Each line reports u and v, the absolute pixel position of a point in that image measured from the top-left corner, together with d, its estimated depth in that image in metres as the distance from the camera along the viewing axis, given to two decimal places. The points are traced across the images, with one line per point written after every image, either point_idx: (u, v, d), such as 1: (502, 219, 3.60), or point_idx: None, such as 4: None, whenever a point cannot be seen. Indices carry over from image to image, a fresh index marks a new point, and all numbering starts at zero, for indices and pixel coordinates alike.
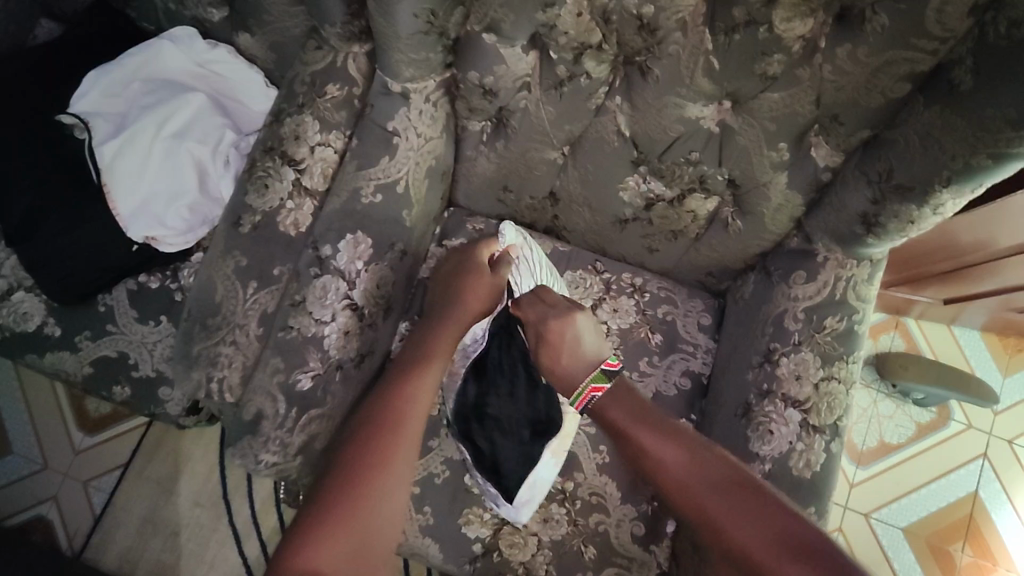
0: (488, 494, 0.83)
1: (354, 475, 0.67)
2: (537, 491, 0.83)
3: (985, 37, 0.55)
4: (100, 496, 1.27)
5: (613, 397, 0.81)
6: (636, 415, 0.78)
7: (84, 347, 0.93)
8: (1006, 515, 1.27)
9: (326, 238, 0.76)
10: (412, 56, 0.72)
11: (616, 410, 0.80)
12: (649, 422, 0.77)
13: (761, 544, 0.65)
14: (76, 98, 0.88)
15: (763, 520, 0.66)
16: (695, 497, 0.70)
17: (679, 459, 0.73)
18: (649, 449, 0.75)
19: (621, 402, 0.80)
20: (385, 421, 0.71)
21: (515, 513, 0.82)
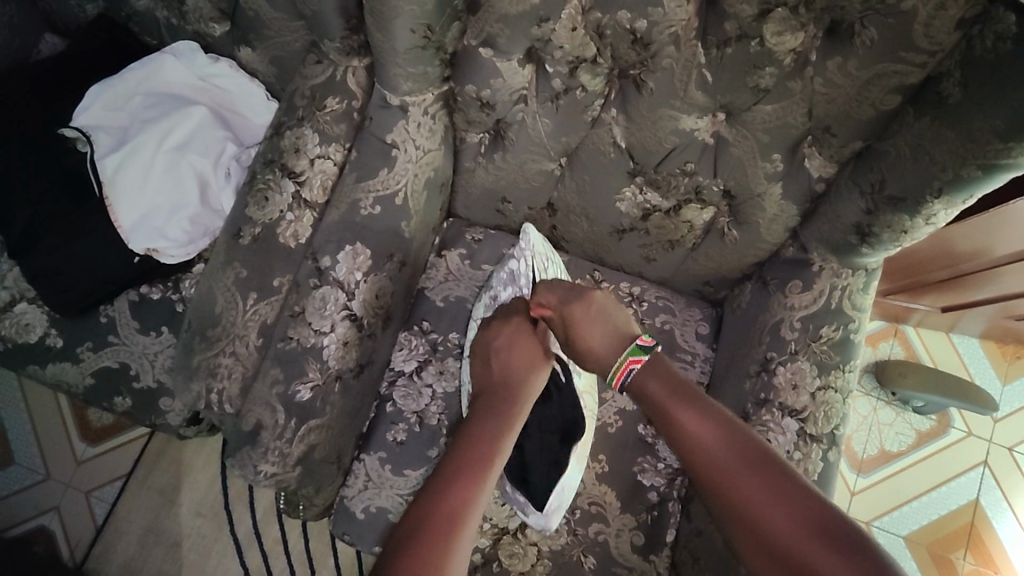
0: (517, 502, 0.83)
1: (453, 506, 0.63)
2: (564, 497, 0.82)
3: (972, 51, 0.56)
4: (101, 507, 1.28)
5: (653, 372, 0.74)
6: (673, 388, 0.72)
7: (86, 358, 0.94)
8: (1008, 522, 1.27)
9: (325, 249, 0.77)
10: (410, 70, 0.73)
11: (656, 380, 0.73)
12: (688, 395, 0.71)
13: (797, 532, 0.58)
14: (78, 112, 0.89)
15: (798, 504, 0.60)
16: (728, 479, 0.64)
17: (715, 435, 0.67)
18: (685, 421, 0.68)
19: (661, 374, 0.74)
20: (475, 454, 0.69)
21: (544, 522, 0.81)
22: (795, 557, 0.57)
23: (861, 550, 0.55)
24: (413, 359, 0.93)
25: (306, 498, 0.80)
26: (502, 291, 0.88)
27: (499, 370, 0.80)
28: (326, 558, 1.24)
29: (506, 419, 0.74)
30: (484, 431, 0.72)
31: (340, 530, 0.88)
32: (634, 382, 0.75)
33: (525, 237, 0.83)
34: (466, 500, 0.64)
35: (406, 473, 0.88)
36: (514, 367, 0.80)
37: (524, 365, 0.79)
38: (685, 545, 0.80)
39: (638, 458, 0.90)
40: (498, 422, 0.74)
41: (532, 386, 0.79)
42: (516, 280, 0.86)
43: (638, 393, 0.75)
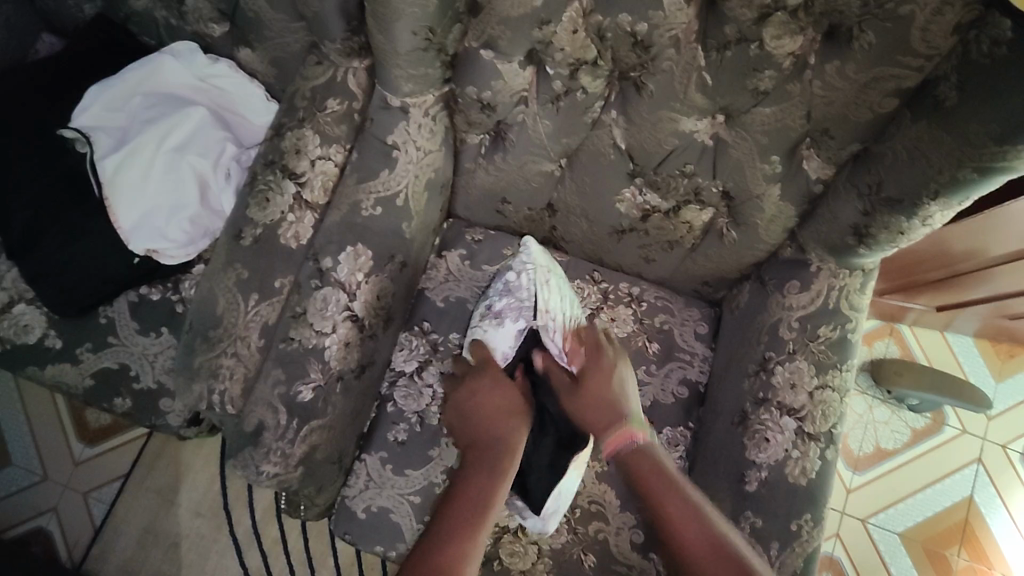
0: (516, 505, 0.84)
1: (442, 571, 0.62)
2: (562, 501, 0.83)
3: (969, 55, 0.57)
4: (99, 508, 1.27)
5: (641, 453, 0.73)
6: (655, 470, 0.72)
7: (85, 359, 0.94)
8: (1002, 519, 1.28)
9: (326, 251, 0.77)
10: (411, 72, 0.74)
11: (643, 462, 0.73)
12: (664, 476, 0.71)
13: None
14: (77, 112, 0.89)
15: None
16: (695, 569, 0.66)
17: (688, 517, 0.68)
18: (664, 511, 0.69)
19: (645, 458, 0.73)
20: (461, 514, 0.68)
21: (541, 525, 0.83)
22: None
23: None
24: (413, 359, 0.93)
25: (308, 498, 0.80)
26: (497, 300, 0.86)
27: (476, 422, 0.76)
28: (326, 557, 1.24)
29: (491, 471, 0.72)
30: (472, 488, 0.70)
31: (341, 530, 0.88)
32: (623, 457, 0.74)
33: (525, 248, 0.86)
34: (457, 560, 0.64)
35: (406, 473, 0.88)
36: (492, 416, 0.76)
37: (498, 415, 0.76)
38: None
39: None
40: (484, 476, 0.72)
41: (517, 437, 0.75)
42: (515, 292, 0.85)
43: (627, 469, 0.74)
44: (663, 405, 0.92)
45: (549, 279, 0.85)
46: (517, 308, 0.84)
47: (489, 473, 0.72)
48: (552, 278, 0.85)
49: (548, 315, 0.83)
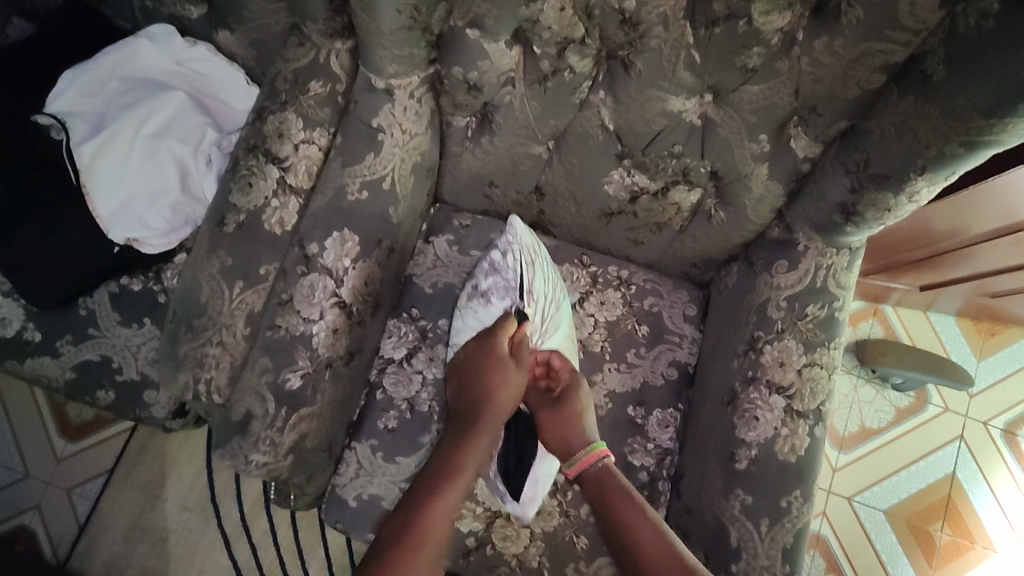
0: (496, 488, 0.81)
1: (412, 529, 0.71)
2: (540, 488, 0.82)
3: (957, 28, 0.57)
4: (84, 504, 1.25)
5: (608, 474, 0.79)
6: (622, 496, 0.77)
7: (66, 352, 0.92)
8: (983, 494, 1.31)
9: (312, 236, 0.76)
10: (396, 52, 0.72)
11: (609, 488, 0.78)
12: (631, 498, 0.76)
13: None
14: (52, 97, 0.86)
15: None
16: None
17: (647, 538, 0.72)
18: (625, 528, 0.74)
19: (610, 482, 0.78)
20: (434, 479, 0.75)
21: (520, 511, 0.80)
22: None
23: None
24: (402, 346, 0.92)
25: (299, 488, 0.79)
26: (483, 279, 0.83)
27: (471, 388, 0.80)
28: (316, 548, 1.24)
29: (473, 437, 0.77)
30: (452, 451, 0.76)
31: (332, 518, 0.87)
32: (592, 477, 0.79)
33: (512, 228, 0.81)
34: (427, 518, 0.72)
35: (398, 460, 0.88)
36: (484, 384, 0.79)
37: (488, 386, 0.79)
38: (677, 523, 0.82)
39: (629, 440, 0.90)
40: (466, 439, 0.77)
41: (500, 404, 0.78)
42: (500, 271, 0.81)
43: (594, 489, 0.79)
44: (653, 387, 0.92)
45: (534, 261, 0.82)
46: (504, 288, 0.80)
47: (469, 437, 0.77)
48: (535, 260, 0.82)
49: (531, 299, 0.80)
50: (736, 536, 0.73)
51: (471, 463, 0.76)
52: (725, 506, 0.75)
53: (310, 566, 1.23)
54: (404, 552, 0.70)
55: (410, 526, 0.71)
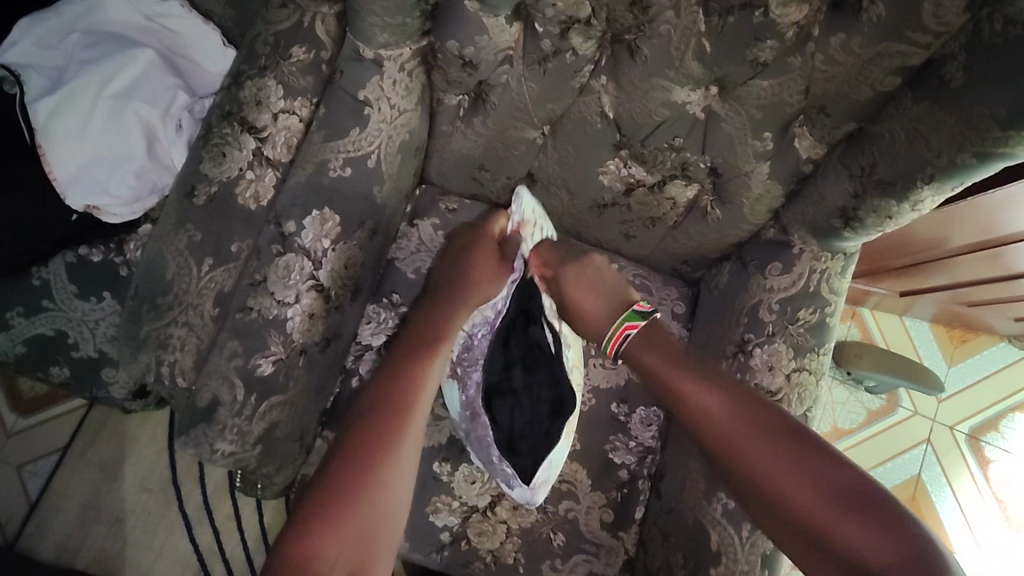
0: (502, 475, 0.79)
1: (395, 399, 0.66)
2: (552, 471, 0.81)
3: (980, 34, 0.55)
4: (35, 481, 1.19)
5: (646, 342, 0.76)
6: (674, 362, 0.73)
7: (17, 325, 0.86)
8: (946, 496, 1.33)
9: (290, 213, 0.71)
10: (387, 20, 0.67)
11: (653, 356, 0.75)
12: (690, 369, 0.72)
13: (826, 506, 0.61)
14: (5, 48, 0.78)
15: (818, 475, 0.63)
16: (745, 450, 0.66)
17: (728, 412, 0.68)
18: (693, 400, 0.70)
19: (655, 342, 0.76)
20: (419, 347, 0.71)
21: (529, 496, 0.79)
22: (858, 553, 0.58)
23: (888, 519, 0.59)
24: (381, 333, 0.88)
25: (266, 478, 0.75)
26: None
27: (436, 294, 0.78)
28: None
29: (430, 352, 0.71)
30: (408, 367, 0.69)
31: None
32: (632, 355, 0.76)
33: (519, 199, 0.81)
34: (383, 437, 0.63)
35: None
36: (450, 286, 0.78)
37: (455, 288, 0.77)
38: (654, 522, 0.82)
39: (610, 436, 0.89)
40: (423, 355, 0.71)
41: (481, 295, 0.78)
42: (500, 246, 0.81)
43: (638, 364, 0.76)
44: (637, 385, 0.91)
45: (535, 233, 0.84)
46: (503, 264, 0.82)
47: (423, 361, 0.70)
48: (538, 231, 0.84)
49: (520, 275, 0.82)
50: (716, 540, 0.72)
51: (431, 376, 0.69)
52: (706, 509, 0.74)
53: None
54: (358, 476, 0.60)
55: (400, 393, 0.67)
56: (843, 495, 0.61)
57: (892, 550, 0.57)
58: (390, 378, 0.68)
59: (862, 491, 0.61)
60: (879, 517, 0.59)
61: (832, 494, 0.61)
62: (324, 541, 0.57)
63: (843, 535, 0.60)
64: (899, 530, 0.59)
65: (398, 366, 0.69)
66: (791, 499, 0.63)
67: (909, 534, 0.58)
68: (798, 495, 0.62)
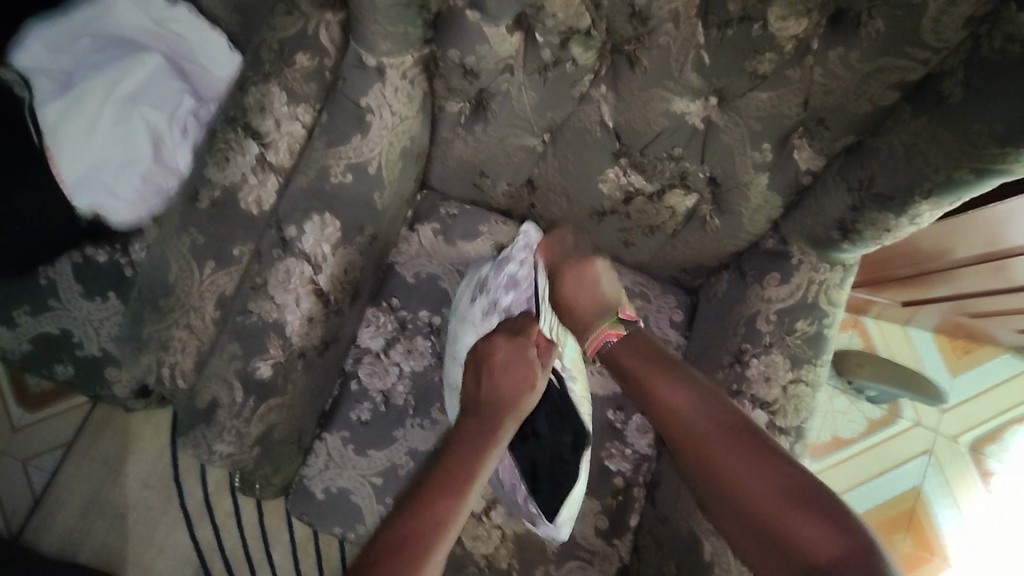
0: (527, 513, 0.76)
1: (455, 474, 0.65)
2: (574, 506, 0.77)
3: (978, 50, 0.55)
4: (40, 476, 1.21)
5: (626, 342, 0.81)
6: (645, 361, 0.77)
7: (23, 323, 0.87)
8: (946, 508, 1.33)
9: (291, 218, 0.72)
10: (389, 29, 0.68)
11: (628, 354, 0.79)
12: (659, 366, 0.76)
13: (771, 498, 0.61)
14: (18, 51, 0.80)
15: (773, 469, 0.63)
16: (699, 438, 0.68)
17: (690, 403, 0.71)
18: (659, 395, 0.74)
19: (634, 345, 0.80)
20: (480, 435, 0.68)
21: (554, 532, 0.76)
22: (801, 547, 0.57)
23: (833, 515, 0.59)
24: (380, 336, 0.89)
25: (264, 479, 0.76)
26: (502, 295, 0.78)
27: (491, 388, 0.71)
28: (281, 533, 1.20)
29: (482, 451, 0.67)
30: (461, 460, 0.66)
31: (298, 509, 0.85)
32: (609, 356, 0.81)
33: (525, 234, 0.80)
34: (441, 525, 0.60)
35: (369, 453, 0.85)
36: (510, 387, 0.71)
37: (515, 388, 0.70)
38: (649, 530, 0.82)
39: (606, 443, 0.90)
40: (478, 447, 0.67)
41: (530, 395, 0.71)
42: (519, 284, 0.78)
43: (614, 362, 0.81)
44: None
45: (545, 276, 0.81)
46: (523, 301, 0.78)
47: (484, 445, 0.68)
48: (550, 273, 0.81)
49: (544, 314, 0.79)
50: (709, 550, 0.72)
51: (482, 474, 0.66)
52: (700, 519, 0.74)
53: (274, 551, 1.20)
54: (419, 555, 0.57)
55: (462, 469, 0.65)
56: (794, 489, 0.62)
57: (834, 542, 0.56)
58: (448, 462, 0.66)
59: (816, 489, 0.61)
60: (823, 513, 0.59)
61: (782, 489, 0.62)
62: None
63: (790, 527, 0.59)
64: (843, 529, 0.57)
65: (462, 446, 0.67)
66: (743, 489, 0.63)
67: (854, 534, 0.57)
68: (750, 485, 0.63)
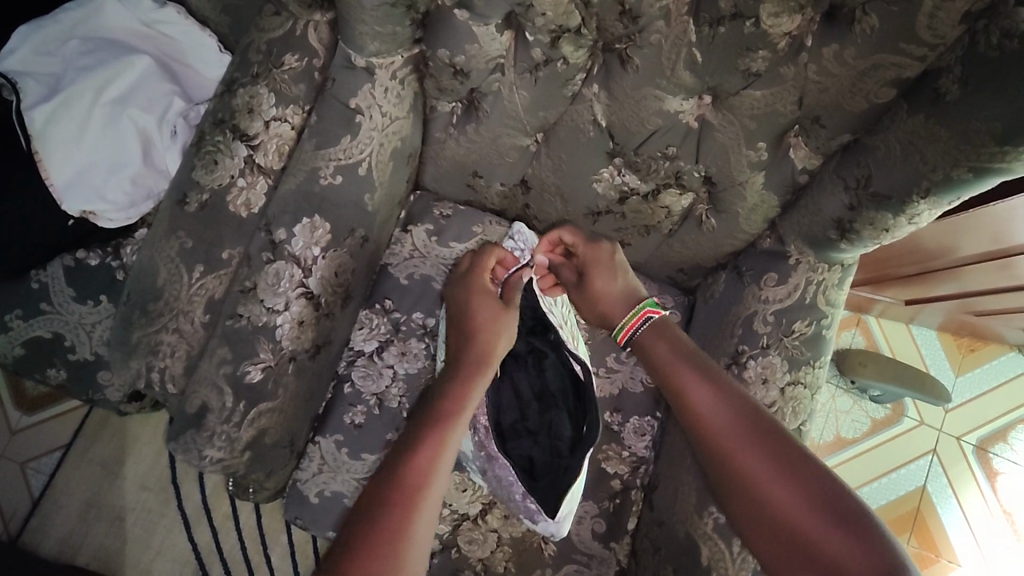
0: (526, 511, 0.75)
1: (442, 414, 0.66)
2: (573, 501, 0.76)
3: (976, 46, 0.54)
4: (39, 479, 1.21)
5: (654, 337, 0.76)
6: (677, 355, 0.73)
7: (15, 327, 0.86)
8: (951, 508, 1.31)
9: (280, 221, 0.71)
10: (377, 28, 0.67)
11: (659, 346, 0.75)
12: (691, 363, 0.72)
13: (807, 515, 0.59)
14: (4, 55, 0.79)
15: (809, 485, 0.61)
16: (731, 444, 0.65)
17: (725, 416, 0.67)
18: (688, 395, 0.70)
19: (665, 336, 0.76)
20: (462, 369, 0.70)
21: (555, 528, 0.74)
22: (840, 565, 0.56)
23: (872, 537, 0.57)
24: (373, 338, 0.89)
25: (256, 484, 0.76)
26: None
27: (462, 329, 0.74)
28: (279, 535, 1.20)
29: (467, 381, 0.69)
30: (447, 399, 0.67)
31: (292, 513, 0.85)
32: (639, 343, 0.77)
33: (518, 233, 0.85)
34: (425, 471, 0.61)
35: (363, 456, 0.85)
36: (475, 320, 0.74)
37: (485, 321, 0.73)
38: (646, 534, 0.81)
39: (603, 445, 0.89)
40: (461, 384, 0.69)
41: (500, 328, 0.73)
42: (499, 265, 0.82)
43: (645, 350, 0.77)
44: (631, 394, 0.90)
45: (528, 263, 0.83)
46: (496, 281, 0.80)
47: (466, 380, 0.69)
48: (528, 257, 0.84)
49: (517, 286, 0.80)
50: (706, 555, 0.71)
51: (466, 412, 0.67)
52: (698, 522, 0.73)
53: (272, 553, 1.20)
54: (402, 502, 0.58)
55: (448, 408, 0.66)
56: (831, 505, 0.59)
57: (877, 565, 0.55)
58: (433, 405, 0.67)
59: (854, 506, 0.59)
60: (863, 535, 0.57)
61: (818, 504, 0.60)
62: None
63: (825, 545, 0.57)
64: (882, 550, 0.56)
65: (446, 383, 0.69)
66: (778, 507, 0.61)
67: (893, 555, 0.55)
68: (785, 503, 0.61)
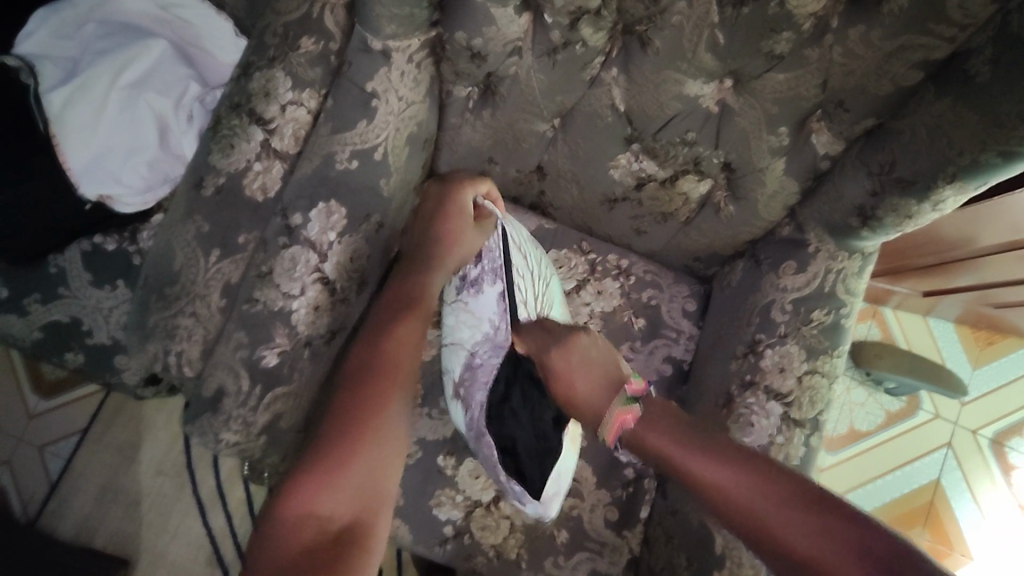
0: (513, 493, 0.76)
1: (379, 365, 0.65)
2: (560, 483, 0.78)
3: (1007, 26, 0.53)
4: (57, 462, 1.23)
5: (645, 422, 0.68)
6: (676, 437, 0.66)
7: (34, 311, 0.88)
8: (966, 502, 1.30)
9: (296, 206, 0.71)
10: (394, 10, 0.66)
11: (656, 430, 0.67)
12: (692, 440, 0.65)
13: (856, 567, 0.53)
14: (21, 39, 0.80)
15: (848, 533, 0.55)
16: (757, 514, 0.59)
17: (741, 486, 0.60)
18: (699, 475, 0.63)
19: (655, 420, 0.68)
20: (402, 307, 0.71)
21: (541, 510, 0.76)
22: None
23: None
24: None
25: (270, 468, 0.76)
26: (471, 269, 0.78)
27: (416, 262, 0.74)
28: None
29: (407, 319, 0.70)
30: (384, 345, 0.66)
31: None
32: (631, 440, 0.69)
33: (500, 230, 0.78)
34: (373, 417, 0.63)
35: None
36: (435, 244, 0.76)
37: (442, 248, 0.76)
38: (660, 522, 0.80)
39: None
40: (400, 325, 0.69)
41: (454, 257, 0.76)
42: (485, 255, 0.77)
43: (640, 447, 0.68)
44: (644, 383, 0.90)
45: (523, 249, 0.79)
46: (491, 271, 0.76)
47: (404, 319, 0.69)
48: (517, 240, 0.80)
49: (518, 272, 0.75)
50: (721, 544, 0.70)
51: (406, 356, 0.67)
52: None
53: None
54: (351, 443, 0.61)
55: (382, 355, 0.66)
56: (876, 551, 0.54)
57: None
58: (366, 354, 0.66)
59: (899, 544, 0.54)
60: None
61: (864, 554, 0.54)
62: (315, 492, 0.58)
63: None
64: None
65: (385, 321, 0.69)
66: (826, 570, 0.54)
67: None
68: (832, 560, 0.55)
